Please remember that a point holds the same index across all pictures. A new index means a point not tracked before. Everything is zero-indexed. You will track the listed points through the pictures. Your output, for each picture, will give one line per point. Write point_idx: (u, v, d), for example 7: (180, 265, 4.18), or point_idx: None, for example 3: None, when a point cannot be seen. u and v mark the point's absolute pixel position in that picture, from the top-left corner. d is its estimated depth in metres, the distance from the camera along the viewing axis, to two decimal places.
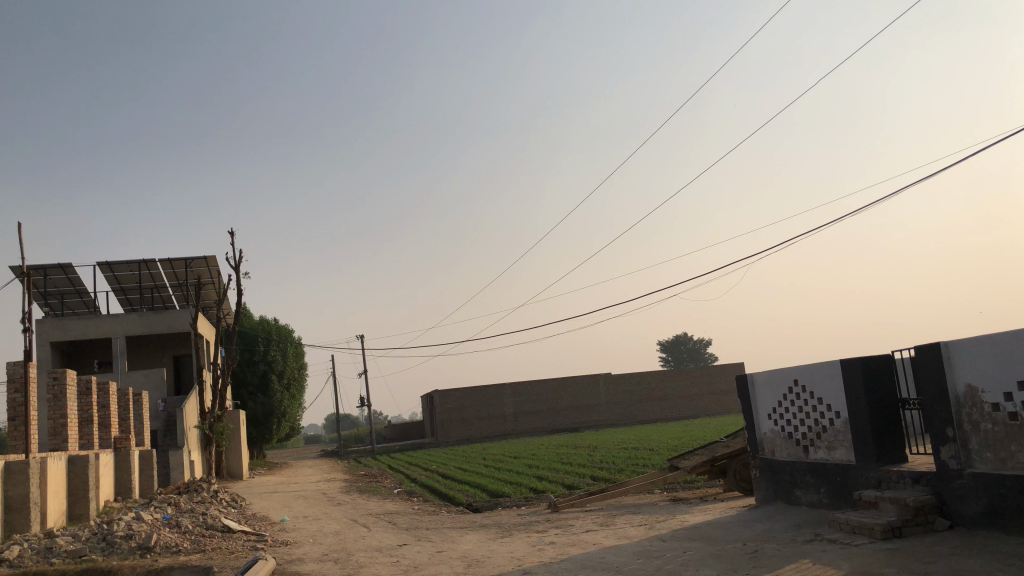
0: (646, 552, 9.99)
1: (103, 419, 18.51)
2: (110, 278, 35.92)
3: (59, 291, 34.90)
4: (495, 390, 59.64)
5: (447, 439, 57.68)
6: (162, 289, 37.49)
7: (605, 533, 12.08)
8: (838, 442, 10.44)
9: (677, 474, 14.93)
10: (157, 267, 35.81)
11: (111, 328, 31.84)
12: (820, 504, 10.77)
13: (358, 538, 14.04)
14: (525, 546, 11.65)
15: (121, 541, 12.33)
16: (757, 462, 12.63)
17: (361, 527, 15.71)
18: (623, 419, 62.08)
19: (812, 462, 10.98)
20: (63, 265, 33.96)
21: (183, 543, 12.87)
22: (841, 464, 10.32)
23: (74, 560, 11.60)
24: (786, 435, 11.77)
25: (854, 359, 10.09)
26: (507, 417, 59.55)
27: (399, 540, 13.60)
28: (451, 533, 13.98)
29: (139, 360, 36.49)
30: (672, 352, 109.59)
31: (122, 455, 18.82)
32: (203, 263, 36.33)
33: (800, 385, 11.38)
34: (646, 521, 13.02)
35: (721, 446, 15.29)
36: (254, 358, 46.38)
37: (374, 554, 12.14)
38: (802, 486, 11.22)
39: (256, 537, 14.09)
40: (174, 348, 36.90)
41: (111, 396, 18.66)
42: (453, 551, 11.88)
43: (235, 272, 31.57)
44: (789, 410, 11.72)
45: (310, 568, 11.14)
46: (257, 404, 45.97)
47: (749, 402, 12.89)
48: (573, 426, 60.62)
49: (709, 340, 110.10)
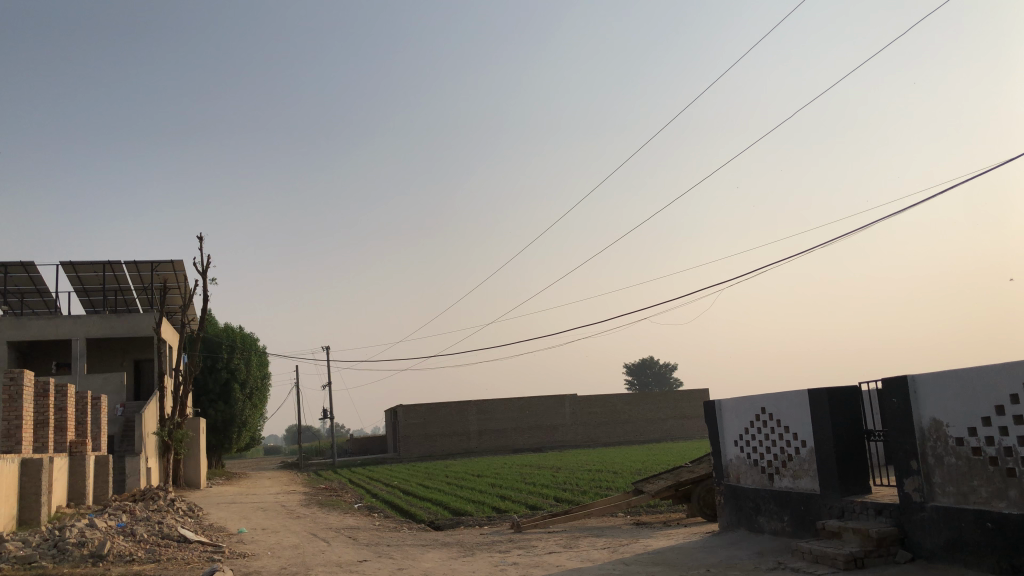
0: None
1: (59, 423, 18.11)
2: (73, 279, 35.27)
3: (19, 290, 34.19)
4: (461, 407, 59.39)
5: (410, 454, 57.26)
6: (126, 291, 36.88)
7: (568, 555, 12.02)
8: (803, 471, 10.50)
9: (642, 498, 14.92)
10: (122, 269, 35.24)
11: (71, 329, 31.23)
12: (783, 532, 10.82)
13: (317, 553, 13.82)
14: (488, 566, 11.54)
15: (73, 548, 12.02)
16: (722, 488, 12.66)
17: (321, 541, 15.48)
18: (588, 440, 62.10)
19: (776, 490, 11.04)
20: (26, 263, 33.24)
21: (137, 552, 12.59)
22: (805, 493, 10.38)
23: (23, 566, 11.27)
24: (752, 462, 11.81)
25: (821, 389, 10.17)
26: (471, 435, 59.28)
27: (359, 556, 13.40)
28: (413, 550, 13.83)
29: (98, 363, 35.81)
30: (638, 375, 110.19)
31: (77, 460, 18.40)
32: (169, 267, 35.79)
33: (767, 413, 11.44)
34: (609, 544, 12.98)
35: (686, 471, 15.32)
36: (216, 365, 45.72)
37: (334, 569, 11.96)
38: (766, 514, 11.26)
39: (213, 548, 13.83)
40: (135, 352, 36.28)
41: (68, 398, 18.26)
42: (414, 568, 11.73)
43: (202, 277, 31.17)
44: (755, 437, 11.76)
45: None
46: (218, 411, 45.29)
47: (716, 427, 12.92)
48: (538, 446, 60.51)
49: (675, 365, 110.87)
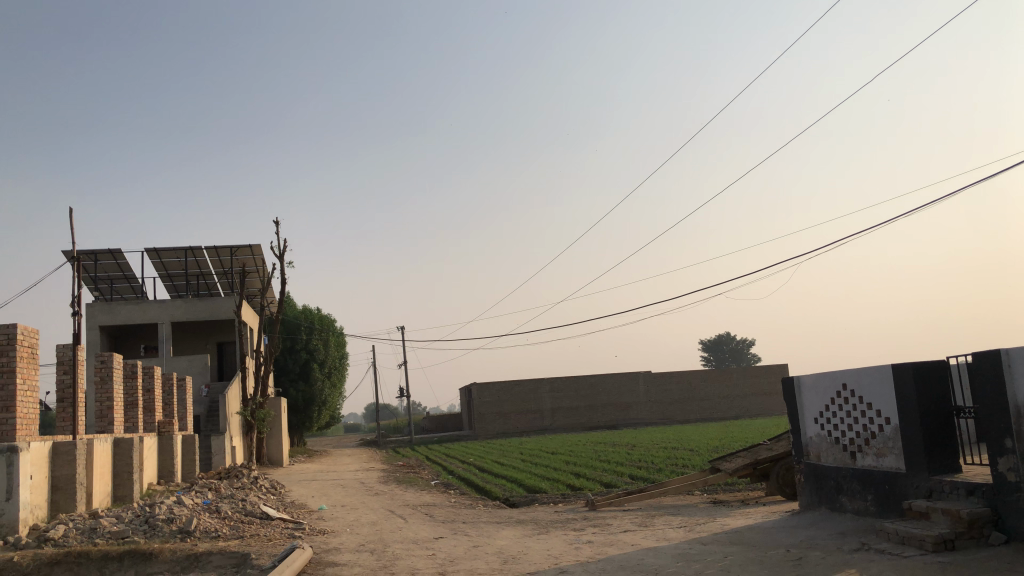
0: (686, 555, 9.79)
1: (147, 403, 18.87)
2: (158, 265, 36.55)
3: (108, 276, 35.61)
4: (534, 384, 59.59)
5: (484, 432, 57.83)
6: (207, 276, 38.04)
7: (643, 534, 11.87)
8: (887, 449, 10.13)
9: (718, 476, 14.67)
10: (203, 254, 36.29)
11: (158, 313, 32.40)
12: (867, 512, 10.47)
13: (394, 529, 14.02)
14: (562, 545, 11.50)
15: (162, 524, 12.47)
16: (802, 467, 12.34)
17: (398, 518, 15.71)
18: (663, 418, 61.61)
19: (859, 468, 10.68)
20: (114, 250, 34.54)
21: (222, 528, 12.99)
22: (889, 471, 10.01)
23: (116, 541, 11.76)
24: (833, 440, 11.45)
25: (906, 364, 9.75)
26: (544, 413, 59.48)
27: (435, 533, 13.55)
28: (488, 528, 13.89)
29: (184, 345, 37.13)
30: (714, 352, 108.70)
31: (165, 439, 19.10)
32: (248, 252, 36.73)
33: (848, 389, 11.08)
34: (685, 523, 12.79)
35: (764, 449, 14.97)
36: (296, 346, 46.90)
37: (410, 546, 12.09)
38: (848, 493, 10.92)
39: (294, 525, 14.19)
40: (217, 335, 37.47)
41: (156, 380, 18.97)
42: (489, 546, 11.77)
43: (280, 261, 31.97)
44: (836, 415, 11.40)
45: (346, 558, 11.12)
46: (298, 390, 46.44)
47: (795, 404, 12.58)
48: (612, 423, 60.32)
49: (752, 340, 108.88)
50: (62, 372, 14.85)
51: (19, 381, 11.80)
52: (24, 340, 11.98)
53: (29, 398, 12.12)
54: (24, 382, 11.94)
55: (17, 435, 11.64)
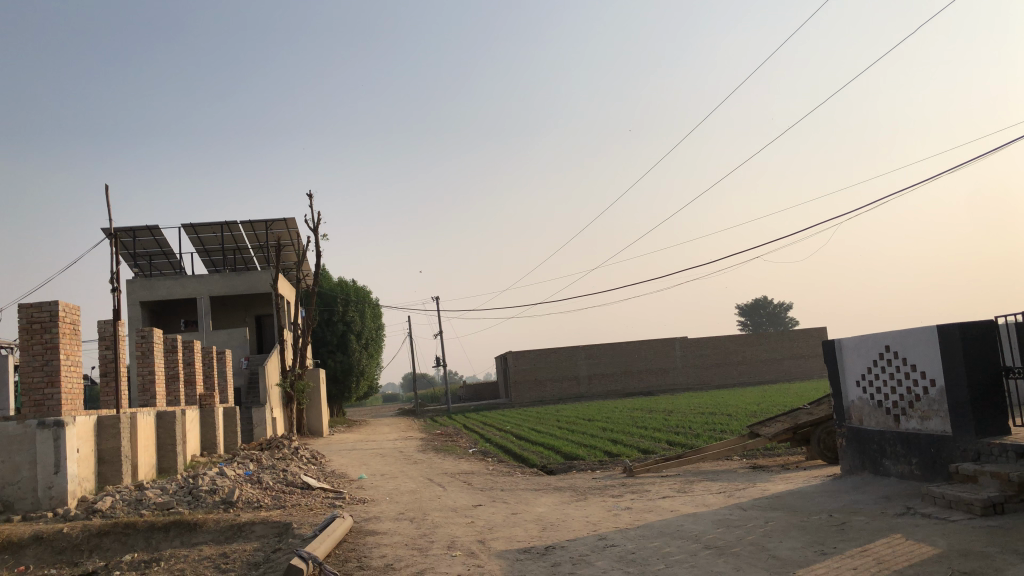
0: (726, 520, 9.70)
1: (188, 376, 19.15)
2: (195, 240, 36.99)
3: (147, 253, 36.12)
4: (570, 351, 59.59)
5: (521, 399, 58.17)
6: (244, 250, 38.43)
7: (682, 500, 11.81)
8: (932, 412, 9.91)
9: (758, 441, 14.49)
10: (239, 229, 36.58)
11: (196, 288, 32.82)
12: (911, 476, 10.29)
13: (433, 497, 14.11)
14: (601, 511, 11.46)
15: (206, 495, 12.68)
16: (843, 430, 12.14)
17: (436, 486, 15.84)
18: (701, 383, 61.34)
19: (903, 432, 10.48)
20: (151, 227, 34.93)
21: (264, 498, 13.18)
22: (935, 435, 9.79)
23: (162, 511, 11.99)
24: (876, 403, 11.23)
25: (952, 324, 9.47)
26: (581, 379, 59.53)
27: (474, 501, 13.59)
28: (526, 495, 13.92)
29: (223, 319, 37.67)
30: (751, 316, 107.79)
31: (207, 411, 19.39)
32: (283, 225, 36.97)
33: (891, 351, 10.82)
34: (725, 489, 12.70)
35: (805, 413, 14.77)
36: (333, 318, 47.35)
37: (449, 514, 12.15)
38: (891, 456, 10.74)
39: (334, 494, 14.35)
40: (255, 308, 37.93)
41: (196, 353, 19.24)
42: (528, 513, 11.77)
43: (315, 234, 32.17)
44: (878, 377, 11.16)
45: (386, 527, 11.20)
46: (337, 362, 46.93)
47: (836, 368, 12.34)
48: (649, 389, 60.19)
49: (789, 304, 107.72)
50: (104, 347, 15.09)
51: (63, 356, 11.99)
52: (66, 317, 12.15)
53: (73, 373, 12.33)
54: (68, 358, 12.15)
55: (63, 410, 11.85)
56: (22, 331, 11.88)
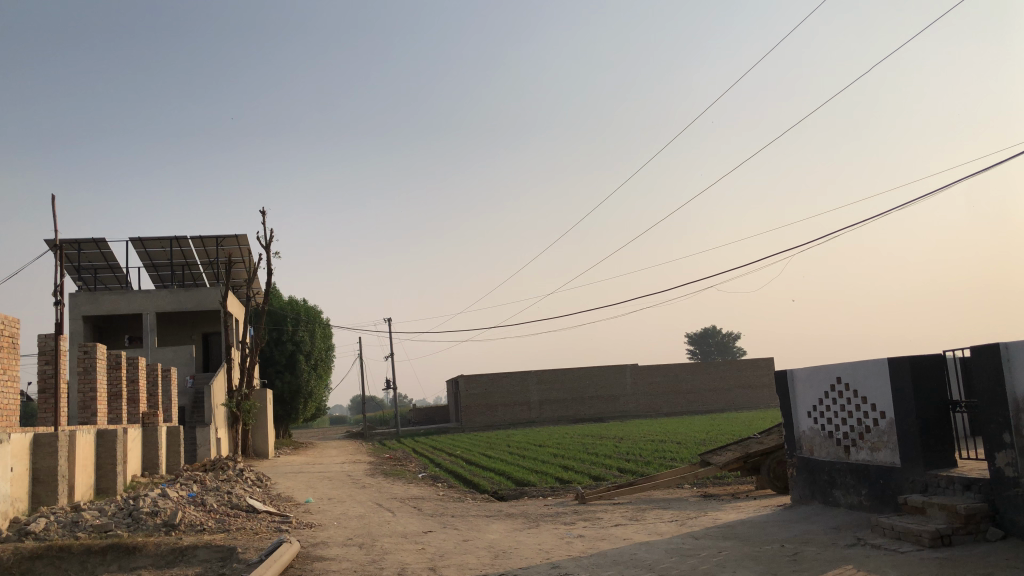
0: (679, 549, 9.68)
1: (132, 394, 18.60)
2: (142, 254, 36.18)
3: (92, 265, 35.19)
4: (521, 376, 59.50)
5: (471, 424, 57.82)
6: (193, 266, 37.70)
7: (635, 528, 11.76)
8: (882, 443, 10.04)
9: (709, 469, 14.54)
10: (188, 244, 35.90)
11: (142, 303, 32.03)
12: (861, 506, 10.40)
13: (382, 522, 13.86)
14: (554, 539, 11.36)
15: (147, 517, 12.25)
16: (794, 460, 12.24)
17: (386, 510, 15.59)
18: (651, 411, 61.69)
19: (853, 462, 10.60)
20: (97, 240, 34.06)
21: (208, 521, 12.78)
22: (885, 466, 9.92)
23: (99, 534, 11.54)
24: (827, 434, 11.35)
25: (902, 357, 9.64)
26: (532, 405, 59.43)
27: (424, 526, 13.38)
28: (478, 521, 13.75)
29: (168, 336, 36.81)
30: (700, 345, 109.07)
31: (150, 430, 18.83)
32: (234, 241, 36.37)
33: (843, 383, 10.96)
34: (677, 517, 12.68)
35: (755, 442, 14.88)
36: (282, 338, 46.60)
37: (399, 540, 11.91)
38: (841, 487, 10.86)
39: (281, 518, 14.00)
40: (203, 326, 37.17)
41: (140, 370, 18.71)
42: (479, 540, 11.60)
43: (267, 252, 31.72)
44: (830, 408, 11.29)
45: (334, 553, 10.93)
46: (285, 382, 46.12)
47: (788, 397, 12.47)
48: (599, 415, 60.33)
49: (738, 334, 109.30)
50: (43, 362, 14.56)
51: (0, 371, 11.56)
52: (5, 330, 11.71)
53: (9, 388, 11.87)
54: (4, 372, 11.70)
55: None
56: None
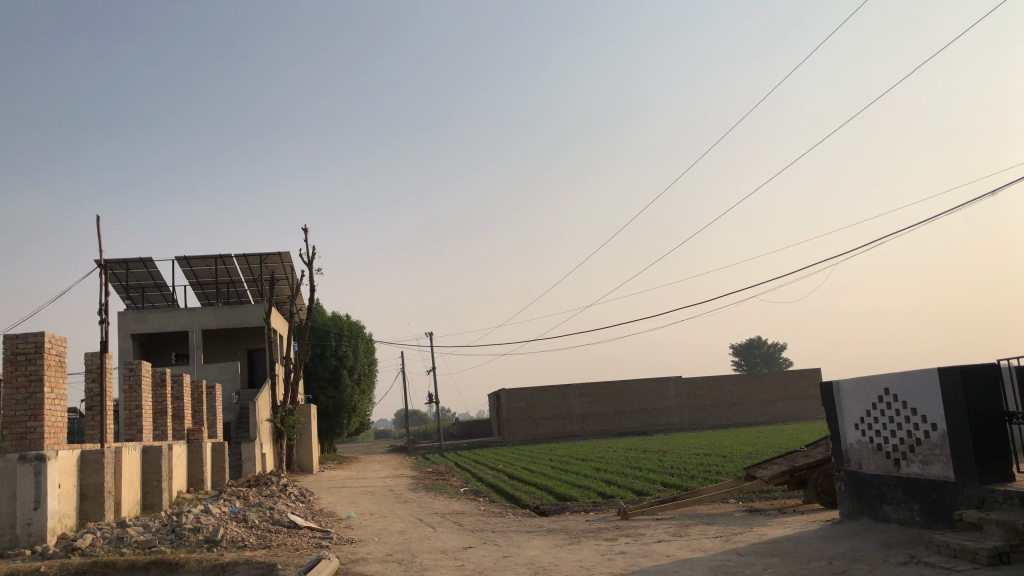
0: (723, 567, 9.44)
1: (176, 411, 18.84)
2: (188, 273, 36.82)
3: (140, 284, 35.90)
4: (563, 390, 59.23)
5: (513, 438, 57.67)
6: (237, 284, 38.26)
7: (678, 545, 11.53)
8: (934, 456, 9.70)
9: (754, 483, 14.21)
10: (232, 262, 36.44)
11: (188, 321, 32.55)
12: (912, 522, 10.05)
13: (422, 538, 13.80)
14: (595, 555, 11.17)
15: (189, 534, 12.35)
16: (842, 474, 11.90)
17: (427, 526, 15.53)
18: (696, 424, 60.93)
19: (903, 476, 10.27)
20: (145, 259, 34.74)
21: (249, 538, 12.83)
22: (937, 480, 9.57)
23: (143, 551, 11.65)
24: (876, 447, 11.01)
25: (954, 367, 9.33)
26: (574, 419, 59.12)
27: (464, 542, 13.29)
28: (519, 537, 13.61)
29: (214, 352, 37.33)
30: (745, 356, 107.69)
31: (195, 447, 19.05)
32: (277, 258, 36.82)
33: (891, 394, 10.64)
34: (721, 533, 12.41)
35: (801, 455, 14.53)
36: (325, 353, 47.05)
37: (438, 557, 11.83)
38: (892, 502, 10.51)
39: (322, 534, 14.01)
40: (247, 342, 37.66)
41: (184, 387, 18.97)
42: (519, 556, 11.46)
43: (309, 268, 32.10)
44: (878, 421, 10.96)
45: (373, 569, 10.88)
46: (328, 397, 46.47)
47: (834, 410, 12.14)
48: (643, 428, 59.75)
49: (783, 344, 107.69)
50: (91, 380, 14.83)
51: (48, 389, 11.74)
52: (52, 348, 11.92)
53: (57, 406, 12.06)
54: (52, 390, 11.88)
55: (46, 444, 11.58)
56: (6, 362, 11.63)
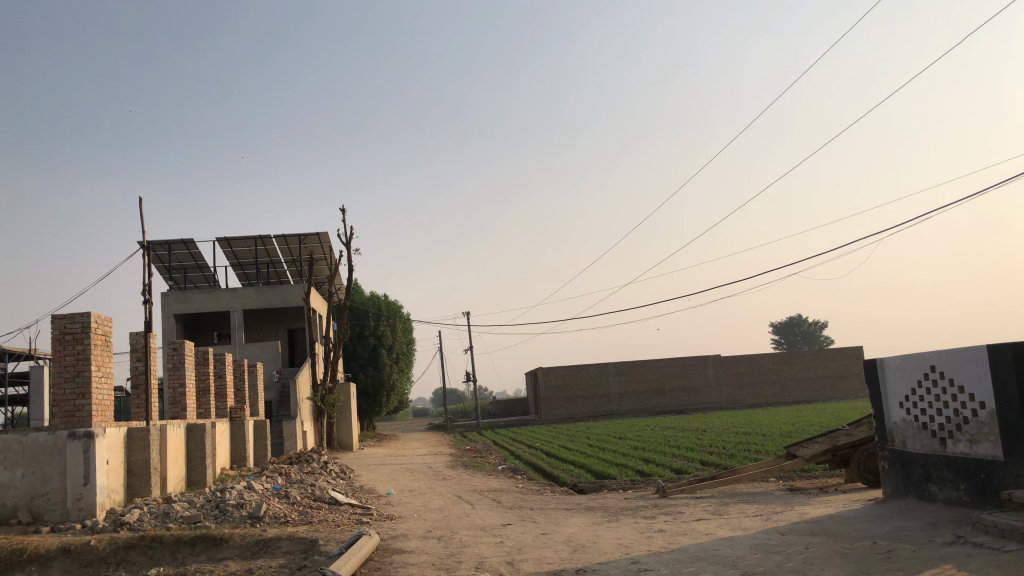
0: (764, 546, 9.34)
1: (219, 389, 19.15)
2: (229, 254, 37.30)
3: (182, 265, 36.46)
4: (601, 368, 59.15)
5: (551, 416, 57.79)
6: (277, 264, 38.70)
7: (718, 523, 11.45)
8: (981, 435, 9.49)
9: (795, 462, 14.04)
10: (272, 243, 36.85)
11: (229, 301, 33.02)
12: (959, 502, 9.86)
13: (462, 515, 13.88)
14: (634, 533, 11.15)
15: (233, 509, 12.56)
16: (886, 453, 11.70)
17: (465, 503, 15.62)
18: (735, 402, 60.48)
19: (950, 456, 10.06)
20: (187, 241, 35.27)
21: (291, 514, 13.02)
22: (985, 459, 9.36)
23: (189, 526, 11.88)
24: (921, 426, 10.80)
25: (1004, 345, 9.08)
26: (612, 397, 59.03)
27: (503, 519, 13.33)
28: (557, 515, 13.62)
29: (255, 332, 37.86)
30: (785, 335, 106.41)
31: (237, 425, 19.36)
32: (316, 239, 37.15)
33: (937, 372, 10.40)
34: (762, 511, 12.30)
35: (844, 434, 14.31)
36: (364, 333, 47.49)
37: (478, 533, 11.89)
38: (938, 481, 10.32)
39: (362, 510, 14.17)
40: (288, 322, 38.12)
41: (226, 366, 19.26)
42: (558, 534, 11.48)
43: (347, 248, 32.32)
44: (923, 399, 10.74)
45: (413, 545, 10.97)
46: (368, 376, 46.95)
47: (878, 388, 11.92)
48: (681, 407, 59.47)
49: (824, 323, 106.20)
50: (135, 359, 15.11)
51: (95, 368, 11.97)
52: (98, 328, 12.15)
53: (104, 384, 12.31)
54: (99, 369, 12.13)
55: (93, 421, 11.82)
56: (55, 341, 11.88)
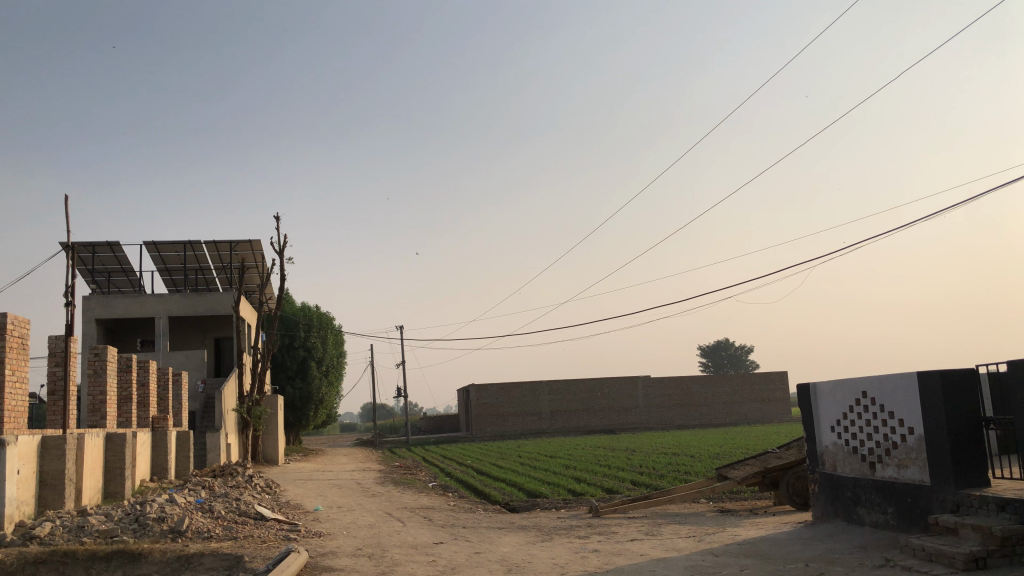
0: (699, 567, 9.36)
1: (142, 398, 18.44)
2: (156, 258, 36.19)
3: (106, 269, 35.22)
4: (532, 386, 59.19)
5: (481, 433, 57.49)
6: (206, 271, 37.69)
7: (652, 544, 11.46)
8: (910, 460, 9.71)
9: (727, 483, 14.18)
10: (202, 249, 35.90)
11: (154, 307, 31.95)
12: (886, 525, 10.06)
13: (392, 533, 13.57)
14: (569, 553, 11.06)
15: (153, 523, 12.04)
16: (817, 476, 11.90)
17: (397, 521, 15.31)
18: (663, 423, 61.20)
19: (879, 480, 10.28)
20: (112, 243, 34.06)
21: (215, 529, 12.53)
22: (912, 484, 9.58)
23: (104, 540, 11.33)
24: (851, 449, 11.02)
25: (933, 372, 9.32)
26: (542, 416, 59.08)
27: (435, 537, 13.09)
28: (490, 533, 13.47)
29: (181, 340, 36.74)
30: (712, 357, 108.45)
31: (159, 434, 18.63)
32: (247, 246, 36.33)
33: (868, 397, 10.63)
34: (695, 532, 12.37)
35: (774, 456, 14.54)
36: (294, 344, 46.56)
37: (409, 552, 11.62)
38: (866, 505, 10.53)
39: (289, 526, 13.76)
40: (215, 331, 37.10)
41: (151, 374, 18.55)
42: (492, 553, 11.30)
43: (280, 257, 31.62)
44: (854, 424, 10.97)
45: (343, 563, 10.65)
46: (295, 388, 45.98)
47: (810, 413, 12.15)
48: (610, 426, 59.89)
49: (750, 347, 108.70)
50: (53, 364, 14.39)
51: (9, 372, 11.40)
52: (15, 330, 11.55)
53: (18, 390, 11.69)
54: (13, 373, 11.52)
55: (5, 428, 11.20)
56: None
